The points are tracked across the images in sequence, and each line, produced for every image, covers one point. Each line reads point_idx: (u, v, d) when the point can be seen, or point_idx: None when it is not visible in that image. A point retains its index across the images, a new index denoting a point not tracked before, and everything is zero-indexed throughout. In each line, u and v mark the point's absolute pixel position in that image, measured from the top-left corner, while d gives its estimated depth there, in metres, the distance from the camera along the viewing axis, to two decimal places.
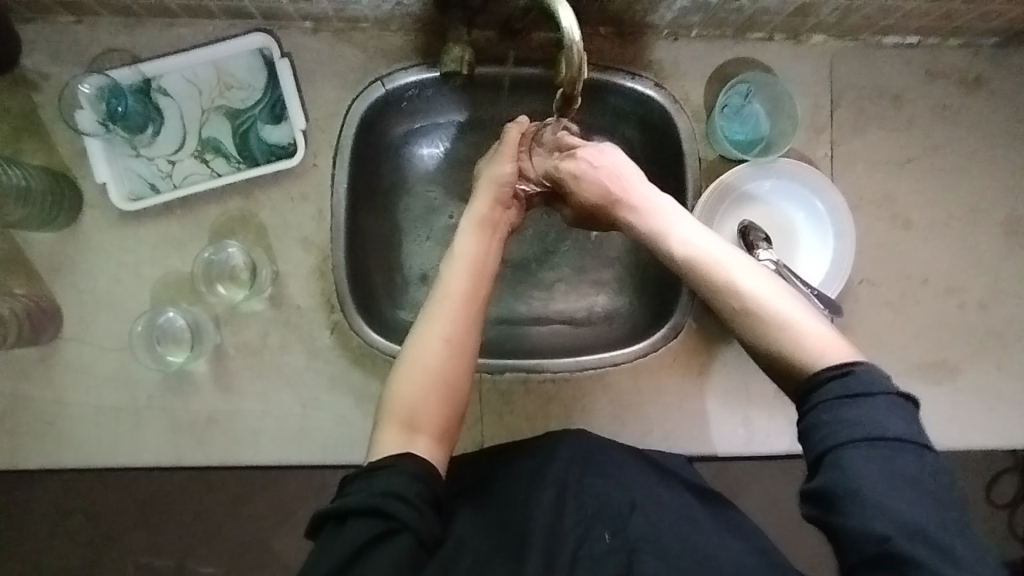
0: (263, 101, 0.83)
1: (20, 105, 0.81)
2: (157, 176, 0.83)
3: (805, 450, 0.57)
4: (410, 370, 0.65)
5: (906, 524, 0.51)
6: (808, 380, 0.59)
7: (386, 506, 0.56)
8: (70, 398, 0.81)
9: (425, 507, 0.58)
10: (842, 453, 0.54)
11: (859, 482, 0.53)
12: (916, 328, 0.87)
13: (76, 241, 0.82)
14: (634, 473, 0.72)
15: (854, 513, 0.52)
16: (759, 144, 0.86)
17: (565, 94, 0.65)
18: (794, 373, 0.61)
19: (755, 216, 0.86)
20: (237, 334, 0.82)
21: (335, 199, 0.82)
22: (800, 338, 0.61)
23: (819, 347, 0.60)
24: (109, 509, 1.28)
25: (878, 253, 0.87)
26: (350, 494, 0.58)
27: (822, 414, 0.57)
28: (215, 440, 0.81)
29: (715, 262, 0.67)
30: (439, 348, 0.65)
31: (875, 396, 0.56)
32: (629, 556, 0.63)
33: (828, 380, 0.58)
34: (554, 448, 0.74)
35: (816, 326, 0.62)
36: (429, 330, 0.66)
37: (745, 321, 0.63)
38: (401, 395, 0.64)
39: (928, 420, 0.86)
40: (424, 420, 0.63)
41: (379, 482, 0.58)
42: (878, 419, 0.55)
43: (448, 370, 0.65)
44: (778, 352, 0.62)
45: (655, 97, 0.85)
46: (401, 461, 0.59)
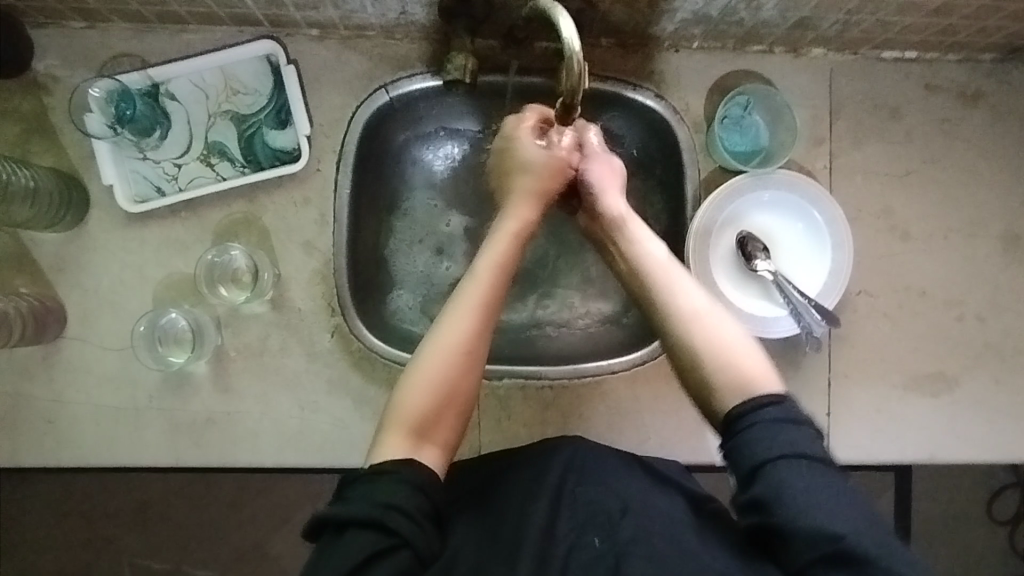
0: (268, 107, 0.84)
1: (30, 108, 0.83)
2: (163, 179, 0.84)
3: (740, 463, 0.59)
4: (420, 376, 0.65)
5: (855, 525, 0.54)
6: (737, 408, 0.61)
7: (388, 519, 0.56)
8: (72, 397, 0.82)
9: (425, 522, 0.58)
10: (782, 463, 0.57)
11: (803, 487, 0.56)
12: (913, 340, 0.87)
13: (82, 242, 0.83)
14: (630, 481, 0.72)
15: (801, 512, 0.54)
16: (758, 154, 0.87)
17: (565, 103, 0.65)
18: (722, 401, 0.63)
19: (753, 227, 0.86)
20: (238, 336, 0.83)
21: (339, 203, 0.83)
22: (735, 366, 0.63)
23: (751, 376, 0.63)
24: (108, 509, 1.28)
25: (876, 265, 0.88)
26: (351, 501, 0.58)
27: (759, 432, 0.59)
28: (214, 440, 0.82)
29: (670, 287, 0.68)
30: (448, 360, 0.65)
31: (806, 424, 0.60)
32: (618, 558, 0.63)
33: (764, 406, 0.60)
34: (549, 455, 0.75)
35: (754, 356, 0.64)
36: (443, 336, 0.66)
37: (687, 348, 0.65)
38: (409, 403, 0.64)
39: (923, 432, 0.86)
40: (429, 428, 0.64)
41: (381, 493, 0.58)
42: (811, 440, 0.58)
43: (457, 380, 0.65)
44: (711, 379, 0.64)
45: (655, 107, 0.86)
46: (402, 468, 0.59)
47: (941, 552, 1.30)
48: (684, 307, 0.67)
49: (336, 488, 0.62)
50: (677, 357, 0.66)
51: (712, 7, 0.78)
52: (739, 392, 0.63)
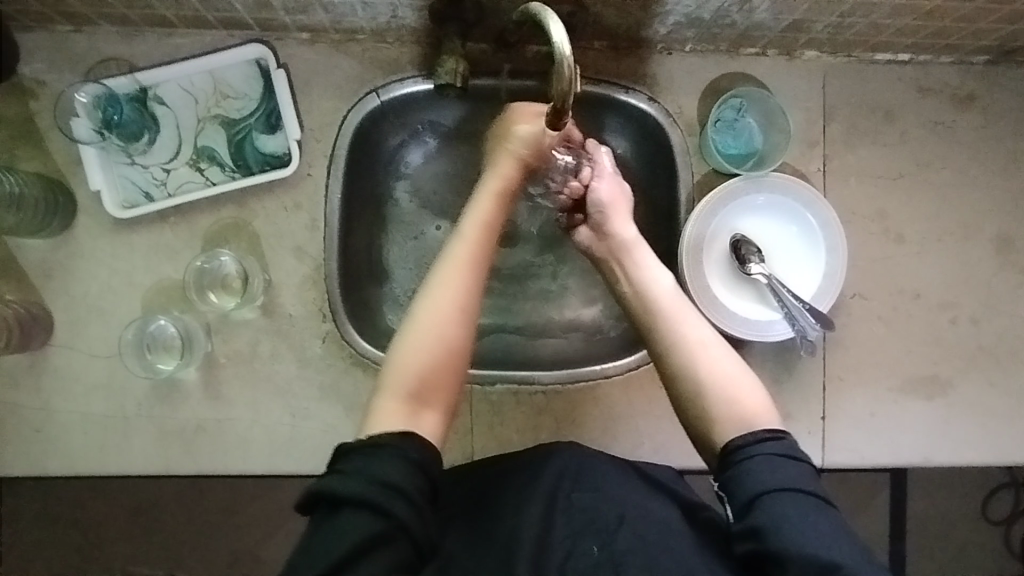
0: (258, 111, 0.83)
1: (17, 112, 0.82)
2: (152, 184, 0.83)
3: (736, 494, 0.61)
4: (417, 337, 0.65)
5: (850, 556, 0.55)
6: (734, 441, 0.64)
7: (384, 498, 0.55)
8: (60, 405, 0.81)
9: (422, 504, 0.57)
10: (777, 496, 0.59)
11: (796, 517, 0.57)
12: (908, 343, 0.87)
13: (69, 248, 0.82)
14: (624, 487, 0.72)
15: (796, 540, 0.56)
16: (752, 157, 0.87)
17: (556, 107, 0.64)
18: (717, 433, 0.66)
19: (747, 230, 0.86)
20: (228, 342, 0.82)
21: (329, 208, 0.82)
22: (731, 399, 0.66)
23: (748, 411, 0.65)
24: (99, 516, 1.27)
25: (870, 268, 0.87)
26: (347, 475, 0.57)
27: (755, 464, 0.61)
28: (204, 448, 0.81)
29: (671, 316, 0.71)
30: (440, 320, 0.65)
31: (801, 460, 0.62)
32: (614, 569, 0.63)
33: (761, 440, 0.63)
34: (545, 462, 0.74)
35: (751, 390, 0.67)
36: (438, 296, 0.66)
37: (684, 377, 0.68)
38: (405, 364, 0.64)
39: (918, 436, 0.86)
40: (430, 395, 0.63)
41: (379, 469, 0.57)
42: (806, 476, 0.61)
43: (454, 339, 0.65)
44: (708, 409, 0.66)
45: (648, 110, 0.85)
46: (404, 441, 0.59)
47: (936, 553, 1.30)
48: (689, 338, 0.69)
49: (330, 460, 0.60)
50: (674, 386, 0.69)
51: (704, 10, 0.78)
52: (737, 425, 0.65)
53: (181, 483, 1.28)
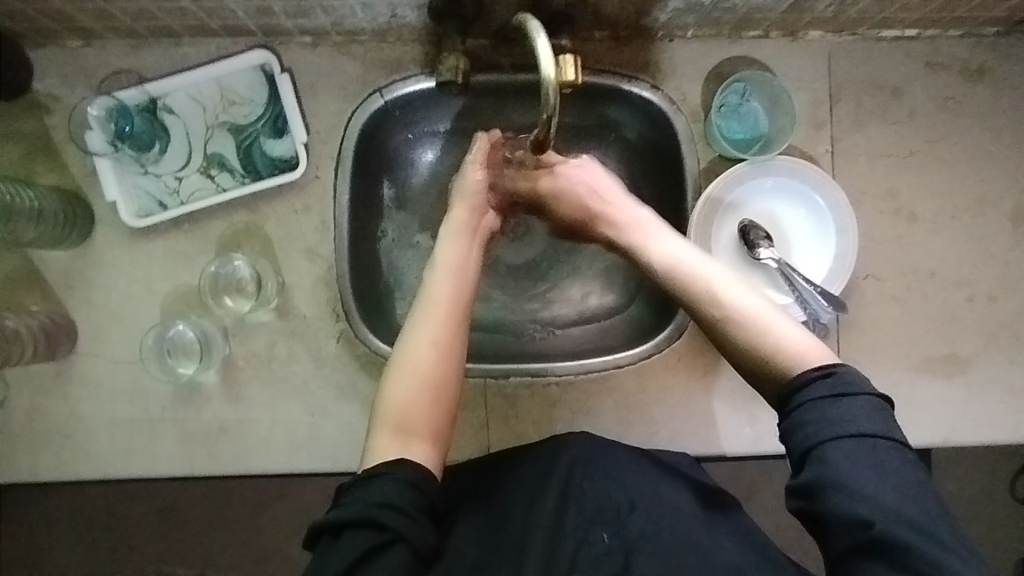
0: (265, 116, 0.85)
1: (33, 128, 0.84)
2: (165, 193, 0.85)
3: (789, 448, 0.61)
4: (403, 376, 0.66)
5: (890, 512, 0.54)
6: (787, 388, 0.62)
7: (381, 517, 0.57)
8: (86, 411, 0.83)
9: (419, 517, 0.59)
10: (827, 447, 0.58)
11: (846, 470, 0.56)
12: (924, 322, 0.86)
13: (89, 258, 0.84)
14: (635, 478, 0.72)
15: (841, 495, 0.56)
16: (758, 141, 0.86)
17: (539, 138, 0.67)
18: (771, 379, 0.65)
19: (756, 215, 0.86)
20: (245, 344, 0.84)
21: (339, 209, 0.83)
22: (776, 346, 0.64)
23: (796, 352, 0.64)
24: (130, 517, 1.31)
25: (882, 248, 0.86)
26: (347, 504, 0.59)
27: (806, 414, 0.60)
28: (227, 449, 0.83)
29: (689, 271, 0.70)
30: (428, 354, 0.67)
31: (857, 396, 0.59)
32: (628, 555, 0.65)
33: (811, 382, 0.61)
34: (559, 453, 0.74)
35: (789, 329, 0.65)
36: (416, 337, 0.68)
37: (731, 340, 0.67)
38: (395, 402, 0.65)
39: (938, 415, 0.85)
40: (415, 425, 0.64)
41: (374, 492, 0.59)
42: (860, 418, 0.58)
43: (440, 375, 0.66)
44: (760, 359, 0.65)
45: (651, 98, 0.85)
46: (394, 469, 0.60)
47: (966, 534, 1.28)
48: (715, 303, 0.68)
49: (337, 493, 0.63)
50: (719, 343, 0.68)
51: None
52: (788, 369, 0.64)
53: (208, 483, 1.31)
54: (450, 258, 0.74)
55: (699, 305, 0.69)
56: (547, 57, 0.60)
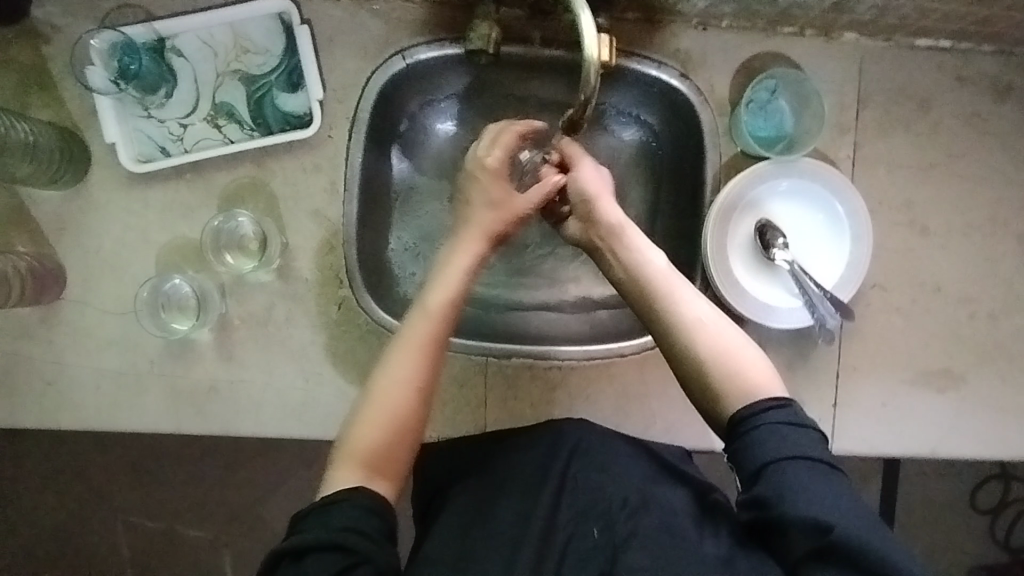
0: (279, 68, 0.81)
1: (29, 58, 0.79)
2: (168, 139, 0.81)
3: (741, 465, 0.62)
4: (375, 405, 0.65)
5: (843, 520, 0.57)
6: (742, 411, 0.63)
7: (344, 540, 0.57)
8: (72, 360, 0.81)
9: (382, 539, 0.60)
10: (783, 465, 0.59)
11: (804, 486, 0.58)
12: (924, 335, 0.87)
13: (81, 201, 0.80)
14: (628, 472, 0.72)
15: (795, 505, 0.57)
16: (781, 141, 0.85)
17: (573, 117, 0.66)
18: (720, 412, 0.65)
19: (773, 215, 0.84)
20: (243, 304, 0.81)
21: (350, 172, 0.80)
22: (733, 377, 0.65)
23: (751, 381, 0.64)
24: (103, 466, 1.29)
25: (893, 258, 0.87)
26: (306, 531, 0.59)
27: (762, 434, 0.61)
28: (216, 408, 0.81)
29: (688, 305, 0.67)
30: (403, 391, 0.65)
31: (806, 426, 0.62)
32: (614, 553, 0.66)
33: (769, 409, 0.62)
34: (559, 437, 0.75)
35: (753, 359, 0.65)
36: (397, 366, 0.66)
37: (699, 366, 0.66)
38: (363, 436, 0.64)
39: (926, 426, 0.87)
40: (381, 460, 0.64)
41: (334, 518, 0.59)
42: (809, 442, 0.61)
43: (406, 410, 0.65)
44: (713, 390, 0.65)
45: (678, 86, 0.83)
46: (354, 495, 0.60)
47: (925, 541, 1.33)
48: (691, 316, 0.67)
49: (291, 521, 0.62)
50: (673, 359, 0.67)
51: None
52: (740, 397, 0.64)
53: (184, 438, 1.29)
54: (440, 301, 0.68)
55: (675, 313, 0.67)
56: (592, 36, 0.58)
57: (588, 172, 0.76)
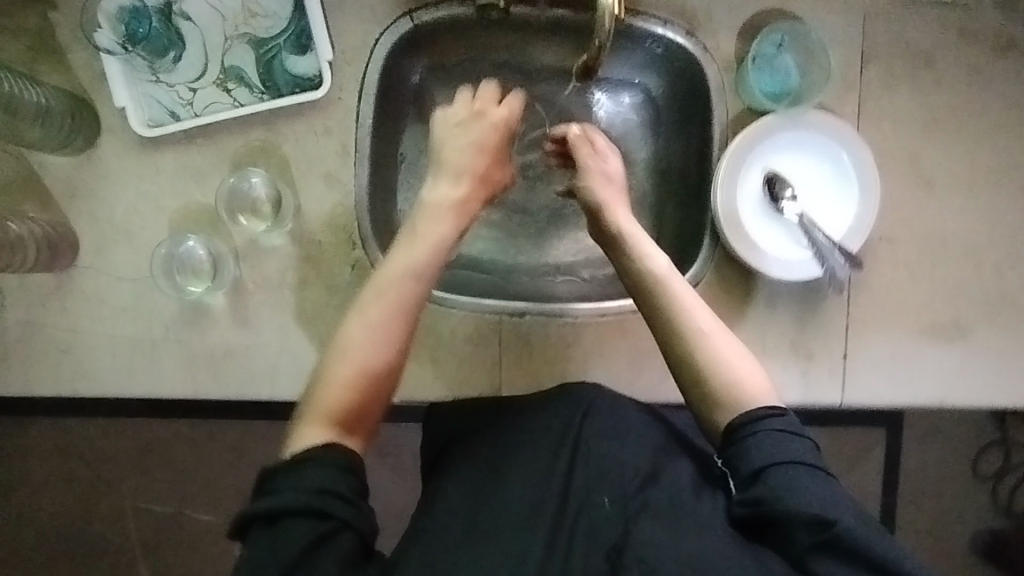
0: (289, 30, 0.81)
1: (36, 23, 0.78)
2: (177, 103, 0.81)
3: (739, 470, 0.64)
4: (343, 363, 0.65)
5: (844, 517, 0.59)
6: (742, 417, 0.66)
7: (323, 505, 0.56)
8: (87, 326, 0.80)
9: (359, 500, 0.58)
10: (781, 468, 0.62)
11: (802, 486, 0.60)
12: (931, 287, 0.88)
13: (92, 168, 0.80)
14: (635, 430, 0.73)
15: (795, 504, 0.59)
16: (788, 97, 0.85)
17: (589, 65, 0.67)
18: (719, 413, 0.68)
19: (782, 168, 0.85)
20: (257, 268, 0.81)
21: (361, 133, 0.80)
22: (732, 385, 0.67)
23: (749, 391, 0.67)
24: (112, 448, 1.29)
25: (900, 211, 0.87)
26: (278, 493, 0.57)
27: (759, 440, 0.64)
28: (232, 372, 0.81)
29: (690, 309, 0.70)
30: (370, 345, 0.66)
31: (802, 436, 0.65)
32: (627, 524, 0.63)
33: (765, 417, 0.65)
34: (569, 397, 0.75)
35: (754, 370, 0.69)
36: (362, 322, 0.67)
37: (699, 370, 0.68)
38: (329, 394, 0.64)
39: (934, 378, 0.88)
40: (352, 415, 0.63)
41: (309, 481, 0.58)
42: (805, 450, 0.63)
43: (373, 368, 0.65)
44: (712, 393, 0.68)
45: (685, 44, 0.84)
46: (325, 453, 0.59)
47: (927, 504, 1.35)
48: (697, 325, 0.70)
49: (257, 480, 0.61)
50: (679, 365, 0.70)
51: None
52: (740, 404, 0.67)
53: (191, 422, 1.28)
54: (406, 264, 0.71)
55: (685, 321, 0.70)
56: None
57: (603, 182, 0.82)
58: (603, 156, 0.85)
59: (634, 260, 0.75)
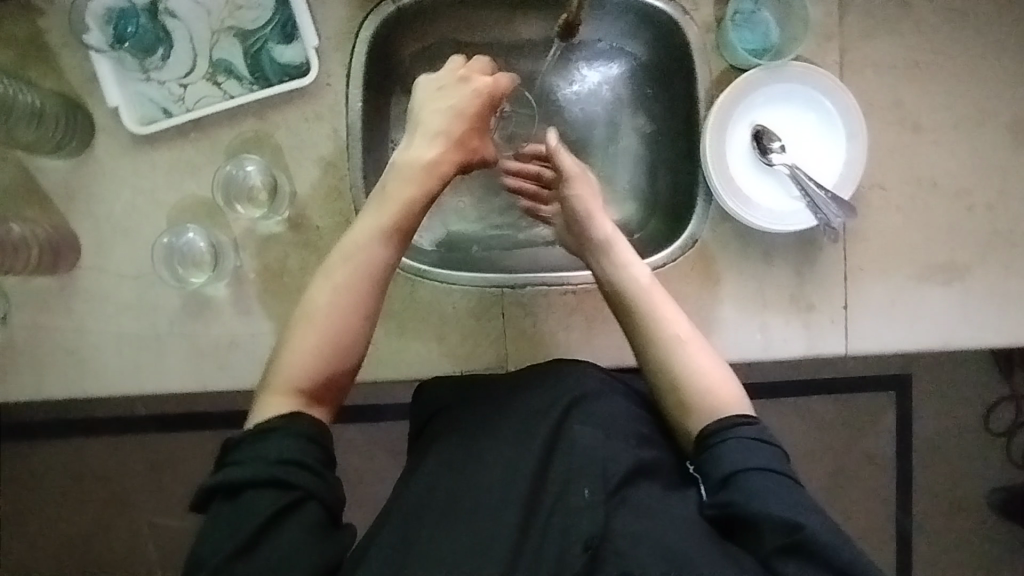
0: (273, 21, 0.82)
1: (25, 31, 0.80)
2: (169, 100, 0.82)
3: (710, 475, 0.65)
4: (308, 329, 0.66)
5: (811, 521, 0.59)
6: (713, 424, 0.67)
7: (287, 475, 0.58)
8: (93, 326, 0.81)
9: (324, 471, 0.61)
10: (750, 474, 0.63)
11: (771, 491, 0.61)
12: (925, 231, 0.88)
13: (89, 169, 0.81)
14: (620, 408, 0.71)
15: (762, 510, 0.60)
16: (770, 51, 0.87)
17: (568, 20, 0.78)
18: (693, 420, 0.69)
19: (769, 121, 0.86)
20: (257, 257, 0.82)
21: (352, 114, 0.82)
22: (705, 393, 0.69)
23: (721, 401, 0.69)
24: (122, 462, 1.29)
25: (888, 157, 0.88)
26: (243, 463, 0.59)
27: (729, 447, 0.65)
28: (238, 362, 0.81)
29: (669, 319, 0.73)
30: (338, 312, 0.66)
31: (773, 446, 0.66)
32: (608, 515, 0.61)
33: (736, 425, 0.66)
34: (558, 380, 0.73)
35: (727, 380, 0.70)
36: (331, 287, 0.67)
37: (675, 376, 0.70)
38: (295, 360, 0.65)
39: (936, 321, 0.88)
40: (316, 382, 0.65)
41: (273, 450, 0.59)
42: (775, 458, 0.64)
43: (341, 336, 0.66)
44: (686, 400, 0.70)
45: (663, 7, 0.86)
46: (291, 423, 0.61)
47: (943, 465, 1.34)
48: (675, 334, 0.72)
49: (223, 448, 0.62)
50: (655, 373, 0.72)
51: None
52: (712, 413, 0.68)
53: (195, 435, 1.27)
54: (375, 223, 0.71)
55: (659, 330, 0.73)
56: None
57: (584, 192, 0.84)
58: (583, 175, 0.86)
59: (614, 268, 0.78)
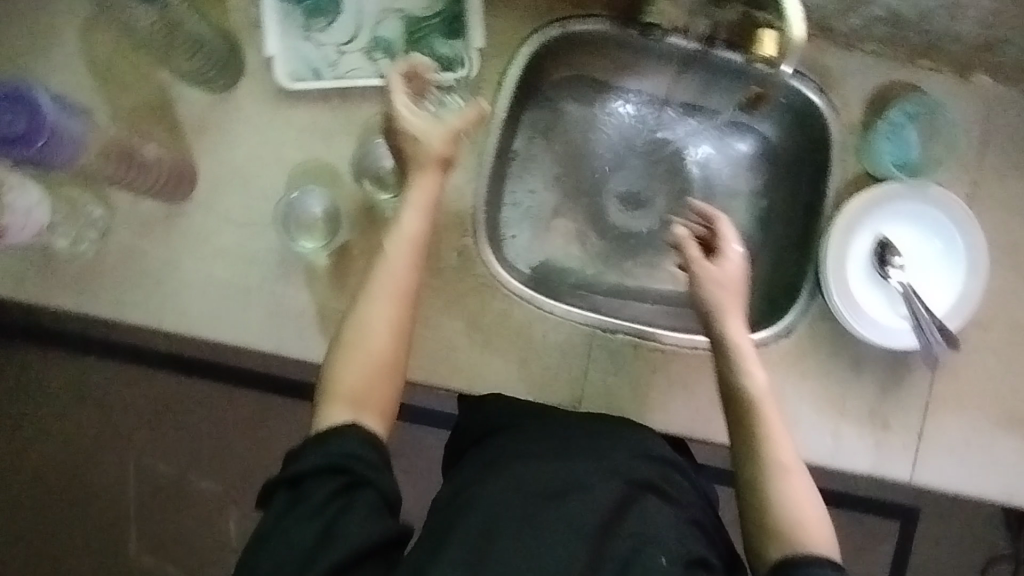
0: (442, 14, 0.83)
1: None
2: (322, 62, 0.82)
3: None
4: (356, 354, 0.67)
5: None
6: (794, 556, 0.61)
7: (346, 464, 0.60)
8: (186, 262, 0.79)
9: (382, 465, 0.62)
10: None
11: None
12: (1014, 381, 0.87)
13: (226, 108, 0.80)
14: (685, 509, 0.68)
15: None
16: (908, 168, 0.86)
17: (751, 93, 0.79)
18: (774, 545, 0.63)
19: (892, 234, 0.87)
20: (365, 235, 0.80)
21: (494, 123, 0.83)
22: (797, 523, 0.63)
23: (811, 538, 0.62)
24: (139, 396, 1.26)
25: (996, 299, 0.87)
26: (303, 458, 0.61)
27: None
28: (318, 335, 0.80)
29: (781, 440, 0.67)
30: (382, 332, 0.68)
31: None
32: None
33: (820, 565, 0.60)
34: (629, 443, 0.72)
35: (819, 521, 0.64)
36: (371, 315, 0.68)
37: (772, 497, 0.64)
38: (345, 376, 0.66)
39: (1006, 473, 0.87)
40: (366, 397, 0.65)
41: (333, 445, 0.61)
42: None
43: (387, 354, 0.68)
44: (773, 523, 0.64)
45: (816, 101, 0.86)
46: (346, 425, 0.62)
47: None
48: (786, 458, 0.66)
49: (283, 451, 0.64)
50: (748, 485, 0.66)
51: None
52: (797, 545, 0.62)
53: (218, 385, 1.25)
54: (411, 230, 0.70)
55: (772, 451, 0.67)
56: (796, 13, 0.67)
57: (725, 285, 0.72)
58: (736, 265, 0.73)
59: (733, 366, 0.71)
